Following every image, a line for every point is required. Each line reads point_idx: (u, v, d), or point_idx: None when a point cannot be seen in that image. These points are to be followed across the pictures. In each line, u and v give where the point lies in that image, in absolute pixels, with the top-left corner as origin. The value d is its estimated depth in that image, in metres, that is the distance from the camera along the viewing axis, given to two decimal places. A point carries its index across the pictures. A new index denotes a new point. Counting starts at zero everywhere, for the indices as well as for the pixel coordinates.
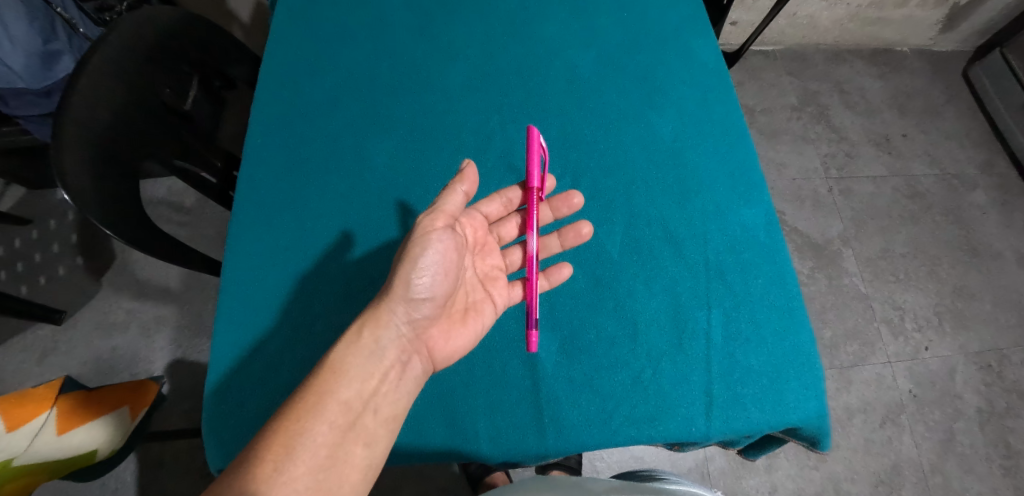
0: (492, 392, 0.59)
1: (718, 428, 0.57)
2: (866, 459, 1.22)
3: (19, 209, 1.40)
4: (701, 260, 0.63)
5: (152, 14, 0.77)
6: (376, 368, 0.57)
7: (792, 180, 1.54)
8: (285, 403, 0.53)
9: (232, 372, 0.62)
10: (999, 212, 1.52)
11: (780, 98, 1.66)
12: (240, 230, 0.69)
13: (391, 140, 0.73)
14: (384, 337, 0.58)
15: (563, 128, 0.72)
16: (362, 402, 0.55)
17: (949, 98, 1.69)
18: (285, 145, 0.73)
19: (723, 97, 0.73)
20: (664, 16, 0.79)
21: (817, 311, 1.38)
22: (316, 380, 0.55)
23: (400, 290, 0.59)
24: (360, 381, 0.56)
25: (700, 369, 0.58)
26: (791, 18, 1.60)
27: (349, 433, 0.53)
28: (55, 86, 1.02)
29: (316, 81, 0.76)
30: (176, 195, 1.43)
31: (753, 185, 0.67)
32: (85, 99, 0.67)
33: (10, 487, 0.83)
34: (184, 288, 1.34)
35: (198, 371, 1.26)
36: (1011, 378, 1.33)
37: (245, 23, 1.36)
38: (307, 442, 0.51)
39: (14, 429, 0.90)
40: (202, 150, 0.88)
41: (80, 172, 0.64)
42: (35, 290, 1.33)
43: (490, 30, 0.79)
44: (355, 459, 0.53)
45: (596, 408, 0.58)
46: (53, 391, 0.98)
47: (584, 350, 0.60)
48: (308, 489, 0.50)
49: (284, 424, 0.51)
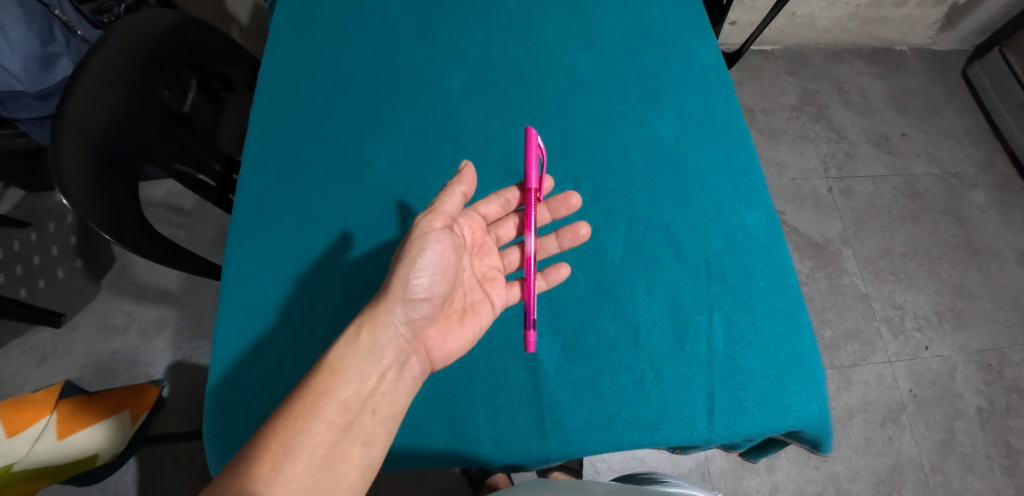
0: (493, 397, 0.58)
1: (720, 431, 0.56)
2: (867, 459, 1.22)
3: (18, 211, 1.40)
4: (702, 263, 0.63)
5: (152, 18, 0.77)
6: (375, 367, 0.57)
7: (791, 180, 1.54)
8: (283, 402, 0.53)
9: (232, 376, 0.62)
10: (999, 211, 1.52)
11: (780, 97, 1.66)
12: (239, 235, 0.68)
13: (391, 144, 0.72)
14: (382, 337, 0.58)
15: (563, 131, 0.72)
16: (360, 402, 0.55)
17: (948, 97, 1.69)
18: (285, 149, 0.72)
19: (724, 99, 0.73)
20: (664, 19, 0.79)
21: (817, 310, 1.38)
22: (315, 379, 0.54)
23: (399, 292, 0.59)
24: (358, 381, 0.56)
25: (702, 372, 0.58)
26: (790, 17, 1.60)
27: (347, 433, 0.53)
28: (53, 89, 1.02)
29: (315, 85, 0.76)
30: (175, 197, 1.43)
31: (753, 187, 0.67)
32: (83, 102, 0.67)
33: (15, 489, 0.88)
34: (184, 291, 1.34)
35: (199, 374, 1.26)
36: (1011, 377, 1.33)
37: (244, 24, 1.35)
38: (305, 441, 0.51)
39: (14, 434, 0.92)
40: (201, 153, 0.88)
41: (79, 176, 0.64)
42: (34, 293, 1.33)
43: (490, 32, 0.79)
44: (353, 459, 0.53)
45: (597, 412, 0.57)
46: (52, 397, 0.98)
47: (585, 354, 0.60)
48: (307, 488, 0.50)
49: (283, 424, 0.51)
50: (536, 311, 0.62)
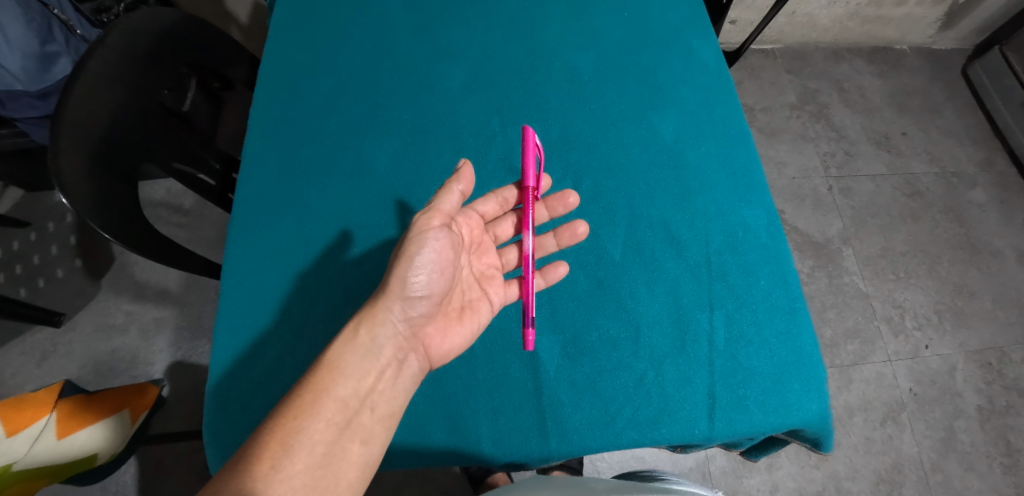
0: (493, 396, 0.58)
1: (721, 430, 0.56)
2: (867, 458, 1.22)
3: (17, 211, 1.40)
4: (703, 262, 0.63)
5: (151, 17, 0.77)
6: (373, 365, 0.57)
7: (791, 179, 1.54)
8: (282, 400, 0.53)
9: (232, 375, 0.62)
10: (999, 209, 1.52)
11: (779, 96, 1.66)
12: (239, 234, 0.68)
13: (392, 142, 0.72)
14: (381, 335, 0.58)
15: (563, 129, 0.72)
16: (359, 400, 0.55)
17: (948, 96, 1.69)
18: (285, 147, 0.72)
19: (724, 97, 0.73)
20: (664, 17, 0.79)
21: (817, 309, 1.38)
22: (314, 377, 0.54)
23: (398, 291, 0.59)
24: (357, 378, 0.56)
25: (702, 371, 0.58)
26: (790, 16, 1.59)
27: (346, 431, 0.53)
28: (53, 89, 1.02)
29: (314, 83, 0.76)
30: (175, 196, 1.42)
31: (754, 186, 0.67)
32: (82, 101, 0.66)
33: (16, 489, 0.87)
34: (183, 290, 1.33)
35: (199, 373, 1.25)
36: (1011, 376, 1.33)
37: (243, 23, 1.35)
38: (304, 439, 0.51)
39: (14, 433, 0.91)
40: (200, 151, 0.88)
41: (78, 175, 0.64)
42: (34, 292, 1.32)
43: (490, 31, 0.78)
44: (352, 456, 0.53)
45: (598, 411, 0.57)
46: (53, 395, 0.98)
47: (586, 353, 0.60)
48: (306, 486, 0.50)
49: (281, 421, 0.51)
50: (536, 310, 0.62)
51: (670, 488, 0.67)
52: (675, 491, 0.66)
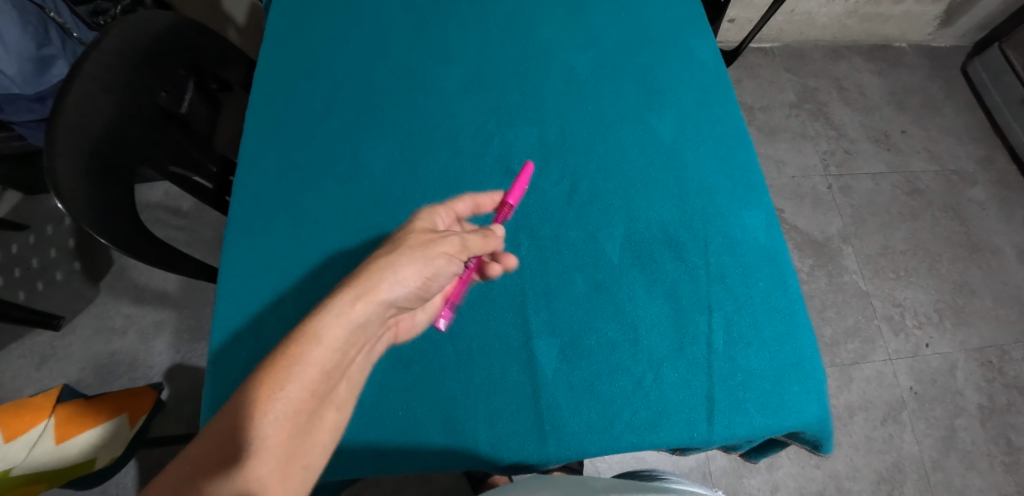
0: (491, 399, 0.57)
1: (720, 433, 0.56)
2: (868, 457, 1.22)
3: (15, 214, 1.40)
4: (701, 264, 0.63)
5: (146, 19, 0.76)
6: (360, 335, 0.48)
7: (790, 178, 1.54)
8: (259, 366, 0.44)
9: (226, 380, 0.61)
10: (999, 207, 1.52)
11: (779, 95, 1.65)
12: (235, 238, 0.67)
13: (388, 145, 0.71)
14: (377, 307, 0.49)
15: (561, 131, 0.71)
16: (341, 370, 0.47)
17: (948, 94, 1.69)
18: (281, 151, 0.71)
19: (722, 98, 0.72)
20: (662, 17, 0.78)
21: (818, 309, 1.38)
22: (293, 349, 0.45)
23: (400, 259, 0.51)
24: (343, 347, 0.47)
25: (701, 374, 0.58)
26: (789, 14, 1.59)
27: (325, 400, 0.47)
28: (50, 92, 1.02)
29: (310, 86, 0.75)
30: (173, 199, 1.42)
31: (753, 187, 0.67)
32: (77, 106, 0.66)
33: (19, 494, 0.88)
34: (182, 292, 1.33)
35: (198, 376, 1.25)
36: (1012, 374, 1.33)
37: (240, 25, 1.35)
38: (285, 409, 0.44)
39: (11, 439, 0.88)
40: (197, 155, 0.88)
41: (75, 181, 0.63)
42: (32, 295, 1.32)
43: (487, 32, 0.78)
44: (328, 424, 0.47)
45: (596, 414, 0.57)
46: (49, 401, 0.95)
47: (584, 356, 0.59)
48: (286, 456, 0.44)
49: (256, 401, 0.43)
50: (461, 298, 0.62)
51: (670, 489, 0.67)
52: (676, 492, 0.66)
